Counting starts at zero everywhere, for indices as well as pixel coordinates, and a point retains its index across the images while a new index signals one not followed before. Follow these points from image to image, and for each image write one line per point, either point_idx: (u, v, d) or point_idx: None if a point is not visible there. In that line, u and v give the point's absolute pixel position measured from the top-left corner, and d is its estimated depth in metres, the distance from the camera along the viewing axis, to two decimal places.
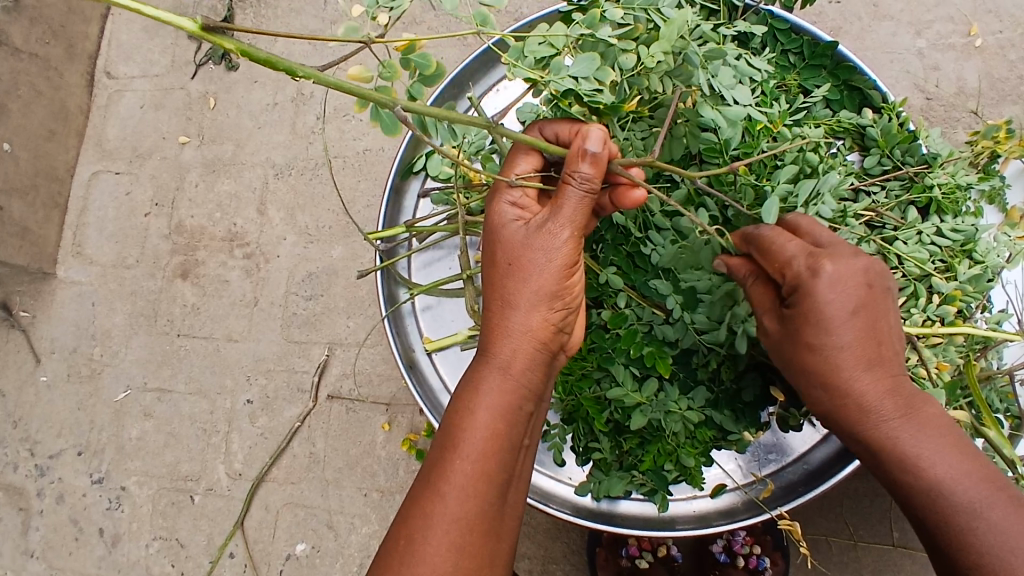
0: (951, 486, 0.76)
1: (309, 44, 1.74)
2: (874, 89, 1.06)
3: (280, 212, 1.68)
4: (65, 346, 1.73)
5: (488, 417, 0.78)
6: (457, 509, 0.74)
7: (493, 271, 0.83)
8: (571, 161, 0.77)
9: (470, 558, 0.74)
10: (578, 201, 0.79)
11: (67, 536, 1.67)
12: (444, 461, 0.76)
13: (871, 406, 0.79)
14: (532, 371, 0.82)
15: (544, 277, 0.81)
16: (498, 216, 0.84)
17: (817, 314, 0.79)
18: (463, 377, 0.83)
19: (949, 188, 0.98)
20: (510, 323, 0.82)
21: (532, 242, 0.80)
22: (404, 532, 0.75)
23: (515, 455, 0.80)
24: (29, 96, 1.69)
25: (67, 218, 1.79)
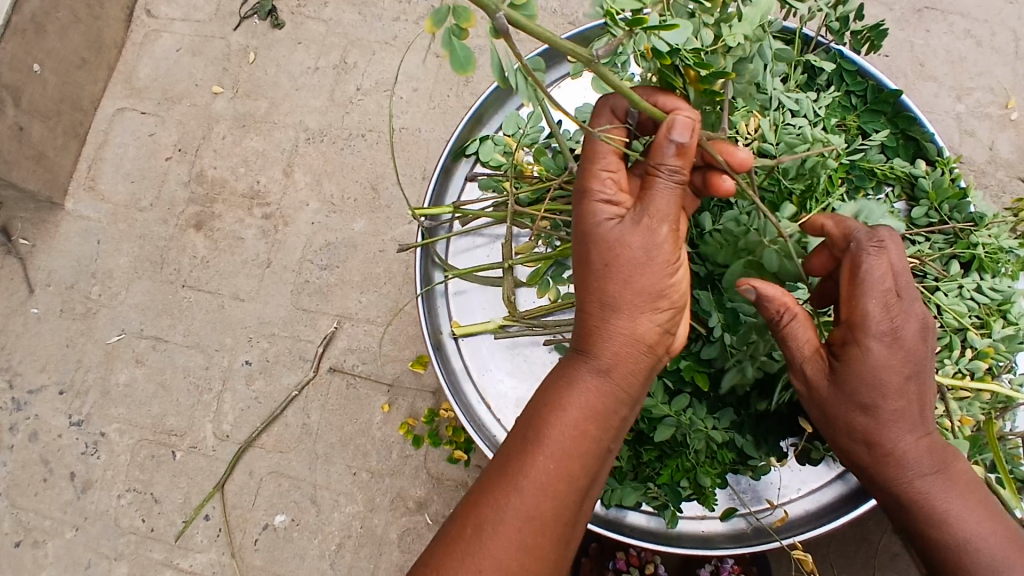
0: (968, 540, 0.81)
1: (359, 14, 1.72)
2: (931, 142, 1.07)
3: (307, 176, 1.65)
4: (62, 281, 1.68)
5: (577, 416, 0.79)
6: (532, 506, 0.75)
7: (582, 268, 0.82)
8: (658, 155, 0.77)
9: (534, 557, 0.75)
10: (668, 195, 0.78)
11: (36, 475, 1.61)
12: (522, 457, 0.77)
13: (901, 468, 0.82)
14: (629, 375, 0.82)
15: (645, 278, 0.79)
16: (590, 210, 0.80)
17: (865, 381, 0.79)
18: (558, 369, 0.84)
19: (993, 248, 1.00)
20: (607, 325, 0.81)
21: (632, 239, 0.78)
22: (474, 518, 0.76)
23: (600, 459, 0.80)
24: (67, 21, 1.65)
25: (85, 150, 1.74)
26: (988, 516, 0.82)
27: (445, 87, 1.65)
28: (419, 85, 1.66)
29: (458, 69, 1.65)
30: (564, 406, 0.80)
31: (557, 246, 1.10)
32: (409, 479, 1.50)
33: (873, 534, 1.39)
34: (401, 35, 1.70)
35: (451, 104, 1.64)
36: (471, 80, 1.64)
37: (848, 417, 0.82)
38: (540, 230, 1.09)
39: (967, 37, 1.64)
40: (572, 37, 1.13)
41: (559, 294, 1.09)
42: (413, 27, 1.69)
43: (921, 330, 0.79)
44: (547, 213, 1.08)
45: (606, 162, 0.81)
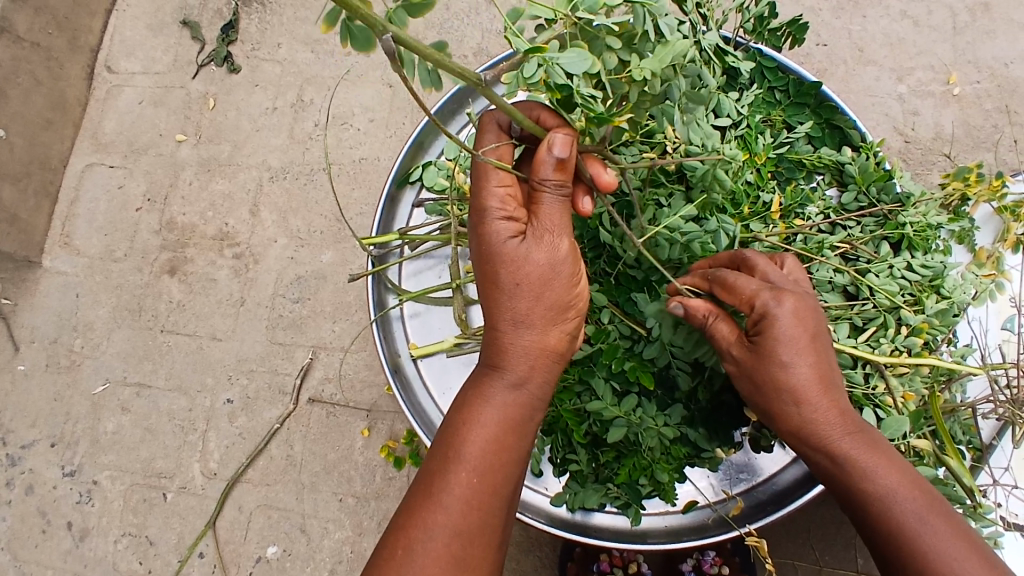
0: (896, 499, 0.79)
1: (312, 52, 1.77)
2: (854, 128, 1.11)
3: (273, 215, 1.70)
4: (45, 336, 1.73)
5: (497, 428, 0.84)
6: (459, 521, 0.79)
7: (485, 286, 0.87)
8: (541, 167, 0.82)
9: (468, 569, 0.79)
10: (556, 207, 0.84)
11: (33, 529, 1.65)
12: (445, 474, 0.81)
13: (825, 427, 0.82)
14: (545, 383, 0.88)
15: (551, 292, 0.85)
16: (489, 228, 0.84)
17: (782, 341, 0.81)
18: (472, 387, 0.88)
19: (920, 226, 1.03)
20: (519, 341, 0.86)
21: (531, 257, 0.83)
22: (405, 539, 0.79)
23: (519, 466, 0.85)
24: (28, 84, 1.71)
25: (58, 208, 1.79)
26: (911, 475, 0.80)
27: (400, 115, 1.70)
28: (375, 115, 1.71)
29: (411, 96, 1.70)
30: (482, 420, 0.84)
31: None
32: (394, 500, 1.53)
33: (851, 515, 1.40)
34: (354, 69, 1.74)
35: (407, 131, 1.69)
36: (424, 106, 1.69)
37: (773, 379, 0.83)
38: None
39: (903, 18, 1.68)
40: (502, 60, 1.18)
41: None
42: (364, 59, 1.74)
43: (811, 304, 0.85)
44: None
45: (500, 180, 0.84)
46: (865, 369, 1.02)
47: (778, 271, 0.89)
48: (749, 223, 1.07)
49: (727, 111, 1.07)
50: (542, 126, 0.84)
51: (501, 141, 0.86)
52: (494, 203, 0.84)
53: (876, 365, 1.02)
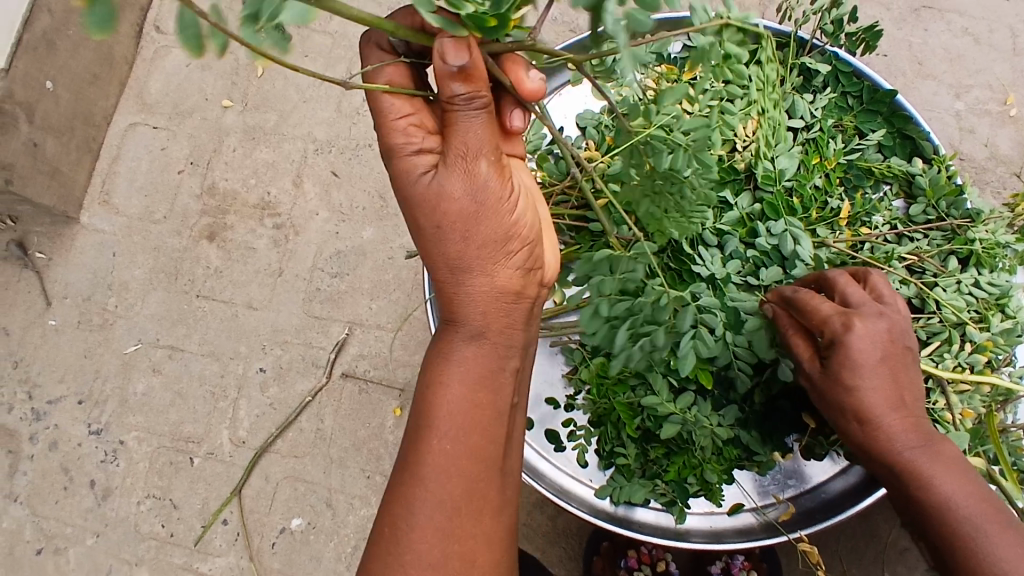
0: (959, 511, 0.81)
1: (365, 26, 1.76)
2: (927, 140, 1.08)
3: (316, 187, 1.69)
4: (79, 293, 1.72)
5: (461, 385, 0.80)
6: (437, 482, 0.77)
7: (422, 241, 0.83)
8: (441, 83, 0.72)
9: (460, 529, 0.78)
10: (476, 126, 0.76)
11: (56, 484, 1.65)
12: (423, 444, 0.79)
13: (892, 442, 0.85)
14: (502, 324, 0.84)
15: (486, 227, 0.80)
16: (407, 162, 0.80)
17: (848, 359, 0.85)
18: (430, 350, 0.85)
19: (989, 243, 1.02)
20: (462, 289, 0.83)
21: (450, 190, 0.78)
22: (391, 516, 0.78)
23: (500, 419, 0.82)
24: (77, 39, 1.67)
25: (99, 165, 1.78)
26: (984, 493, 0.82)
27: None
28: None
29: None
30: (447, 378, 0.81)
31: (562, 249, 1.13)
32: None
33: (881, 529, 1.41)
34: None
35: None
36: None
37: (839, 394, 0.86)
38: None
39: (964, 35, 1.66)
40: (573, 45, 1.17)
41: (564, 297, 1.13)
42: None
43: (886, 325, 0.87)
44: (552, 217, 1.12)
45: (400, 113, 0.80)
46: (927, 383, 1.02)
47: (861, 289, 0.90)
48: (816, 228, 1.06)
49: (800, 113, 1.07)
50: (423, 31, 0.75)
51: (386, 61, 0.80)
52: (398, 135, 0.80)
53: (938, 380, 1.02)
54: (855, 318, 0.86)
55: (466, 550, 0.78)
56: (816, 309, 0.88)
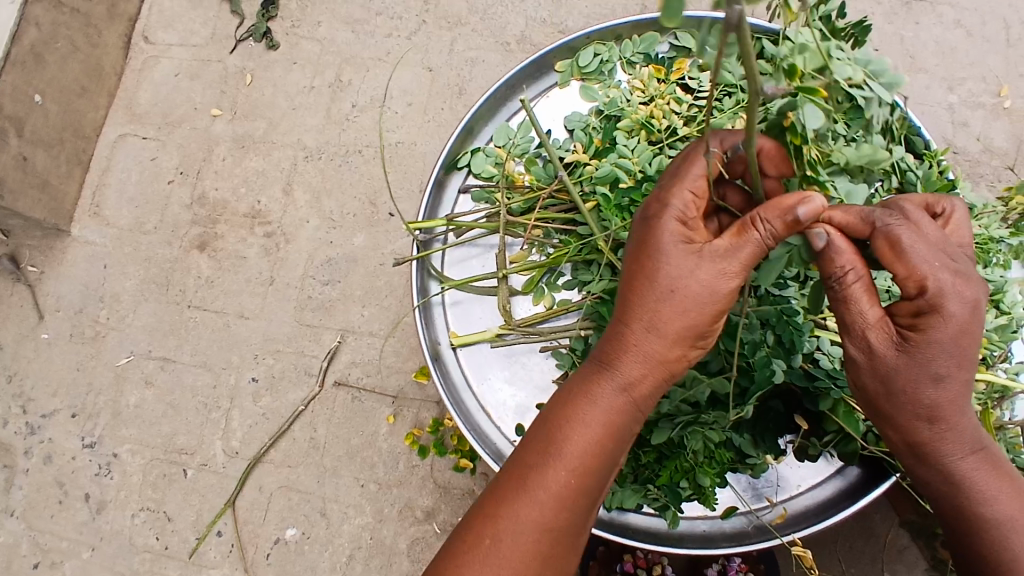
0: (1010, 524, 0.82)
1: (352, 32, 1.75)
2: (917, 136, 1.08)
3: (306, 194, 1.68)
4: (71, 305, 1.71)
5: (599, 431, 0.81)
6: (546, 517, 0.78)
7: (634, 282, 0.80)
8: (774, 209, 0.74)
9: (548, 566, 0.79)
10: (753, 248, 0.77)
11: (50, 498, 1.64)
12: (540, 470, 0.79)
13: (955, 445, 0.82)
14: (648, 396, 0.82)
15: (699, 315, 0.78)
16: (666, 225, 0.80)
17: (945, 348, 0.76)
18: (580, 378, 0.84)
19: (983, 238, 1.00)
20: (643, 345, 0.80)
21: (695, 277, 0.78)
22: (492, 529, 0.79)
23: (613, 472, 0.83)
24: (66, 51, 1.68)
25: (89, 177, 1.78)
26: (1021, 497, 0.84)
27: (439, 100, 1.67)
28: (414, 99, 1.68)
29: (451, 81, 1.67)
30: (584, 420, 0.81)
31: (551, 254, 1.12)
32: (417, 488, 1.51)
33: (880, 528, 1.39)
34: (395, 51, 1.72)
35: (445, 117, 1.66)
36: (464, 93, 1.67)
37: (921, 387, 0.79)
38: (532, 239, 1.11)
39: (956, 28, 1.64)
40: (558, 47, 1.16)
41: (554, 302, 1.12)
42: (405, 42, 1.72)
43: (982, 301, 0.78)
44: (539, 221, 1.10)
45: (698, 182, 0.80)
46: None
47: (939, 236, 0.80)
48: None
49: None
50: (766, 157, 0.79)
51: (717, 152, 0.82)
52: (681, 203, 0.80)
53: None
54: (960, 285, 0.76)
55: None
56: (918, 265, 0.75)
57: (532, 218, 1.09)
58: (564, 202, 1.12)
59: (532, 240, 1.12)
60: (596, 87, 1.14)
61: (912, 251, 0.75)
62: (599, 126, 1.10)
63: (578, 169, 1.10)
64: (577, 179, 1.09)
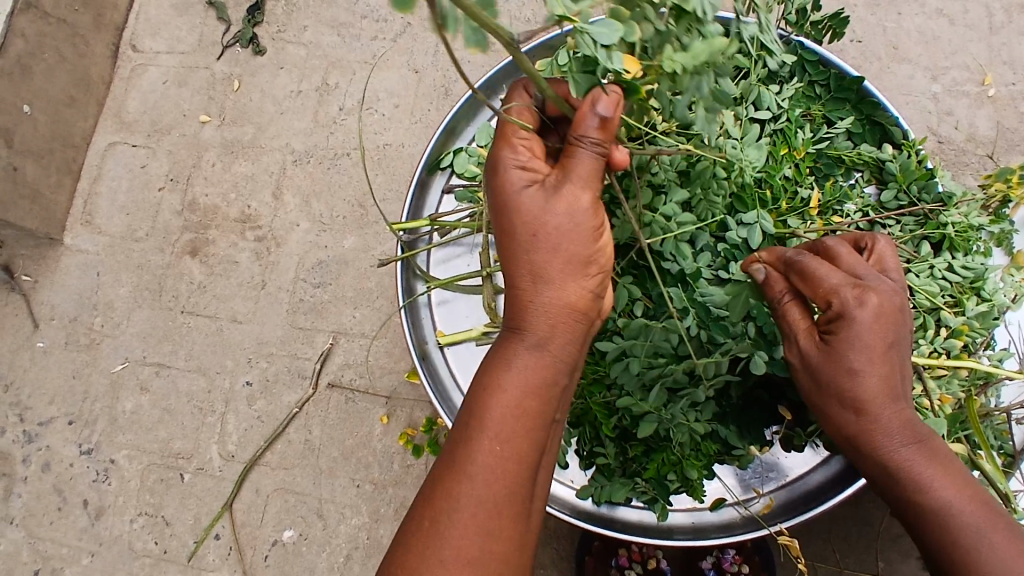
0: (957, 514, 0.80)
1: (338, 35, 1.76)
2: (896, 126, 1.07)
3: (296, 198, 1.69)
4: (65, 314, 1.73)
5: (522, 393, 0.80)
6: (485, 489, 0.76)
7: (511, 243, 0.83)
8: (583, 125, 0.78)
9: (498, 540, 0.76)
10: (590, 162, 0.80)
11: (50, 506, 1.65)
12: (470, 445, 0.78)
13: (886, 437, 0.83)
14: (565, 344, 0.84)
15: (573, 243, 0.81)
16: (511, 179, 0.83)
17: (855, 345, 0.81)
18: (495, 350, 0.85)
19: (962, 226, 1.01)
20: (538, 297, 0.83)
21: (555, 209, 0.81)
22: (432, 510, 0.77)
23: (546, 435, 0.82)
24: (54, 61, 1.69)
25: (80, 185, 1.79)
26: (972, 489, 0.82)
27: (426, 101, 1.68)
28: (400, 101, 1.69)
29: (437, 83, 1.68)
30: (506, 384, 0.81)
31: None
32: (412, 487, 1.52)
33: (874, 517, 1.39)
34: (380, 54, 1.73)
35: (432, 118, 1.67)
36: (450, 94, 1.67)
37: (841, 384, 0.83)
38: None
39: (939, 16, 1.65)
40: (539, 45, 1.16)
41: None
42: (390, 44, 1.72)
43: (898, 303, 0.83)
44: None
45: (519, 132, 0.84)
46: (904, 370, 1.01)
47: (864, 262, 0.86)
48: (786, 219, 1.05)
49: (766, 104, 1.05)
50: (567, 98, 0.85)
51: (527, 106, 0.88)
52: (514, 155, 0.83)
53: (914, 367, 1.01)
54: (868, 291, 0.81)
55: (503, 553, 0.76)
56: (823, 280, 0.82)
57: None
58: None
59: None
60: None
61: (821, 269, 0.83)
62: None
63: None
64: None
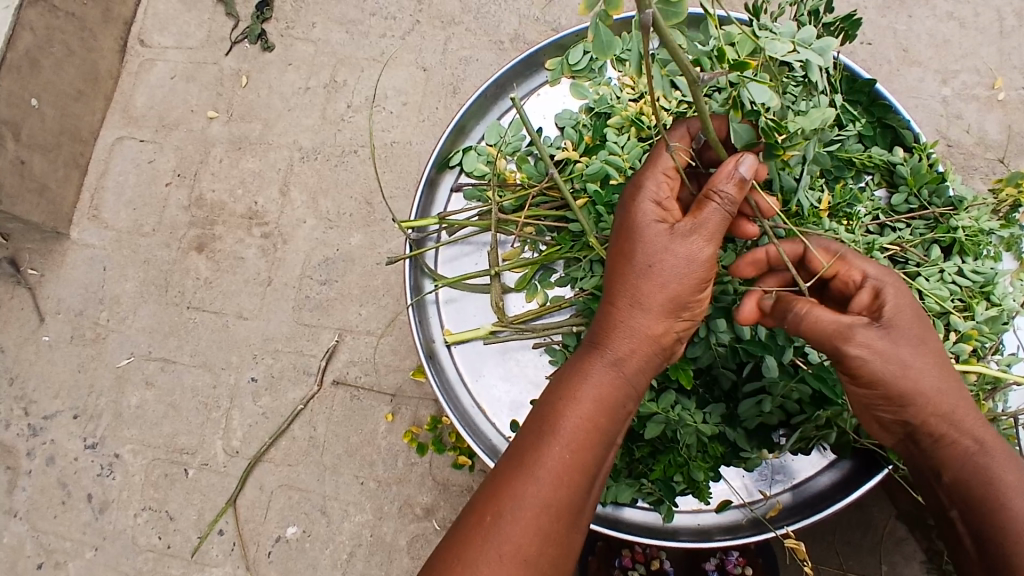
0: None
1: (347, 32, 1.76)
2: (907, 128, 1.07)
3: (302, 195, 1.69)
4: (71, 308, 1.73)
5: (591, 406, 0.80)
6: (548, 494, 0.76)
7: (618, 266, 0.84)
8: (721, 177, 0.79)
9: (552, 545, 0.76)
10: (716, 220, 0.80)
11: (53, 499, 1.65)
12: (537, 450, 0.78)
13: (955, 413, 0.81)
14: (640, 374, 0.83)
15: (682, 287, 0.81)
16: (642, 207, 0.83)
17: (912, 320, 0.81)
18: (573, 362, 0.85)
19: (972, 231, 1.00)
20: (632, 323, 0.82)
21: (676, 249, 0.81)
22: (493, 506, 0.76)
23: (608, 454, 0.82)
24: (62, 55, 1.69)
25: (87, 180, 1.79)
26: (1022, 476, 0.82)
27: (433, 100, 1.68)
28: (408, 98, 1.69)
29: (445, 81, 1.68)
30: (583, 396, 0.81)
31: (543, 251, 1.13)
32: (416, 486, 1.53)
33: (878, 520, 1.39)
34: (388, 52, 1.73)
35: (440, 116, 1.67)
36: (457, 92, 1.67)
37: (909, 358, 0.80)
38: (524, 236, 1.11)
39: (950, 19, 1.64)
40: (548, 46, 1.16)
41: (547, 298, 1.13)
42: (399, 42, 1.72)
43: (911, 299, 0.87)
44: (530, 219, 1.11)
45: (670, 169, 0.85)
46: None
47: None
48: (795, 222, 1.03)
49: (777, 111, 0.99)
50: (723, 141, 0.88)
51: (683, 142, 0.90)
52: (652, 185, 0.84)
53: None
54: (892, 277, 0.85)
55: (556, 557, 0.76)
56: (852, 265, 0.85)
57: (523, 216, 1.10)
58: (555, 199, 1.12)
59: (524, 238, 1.13)
60: (585, 83, 1.12)
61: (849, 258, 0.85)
62: (590, 124, 1.10)
63: (568, 167, 1.11)
64: (568, 176, 1.10)
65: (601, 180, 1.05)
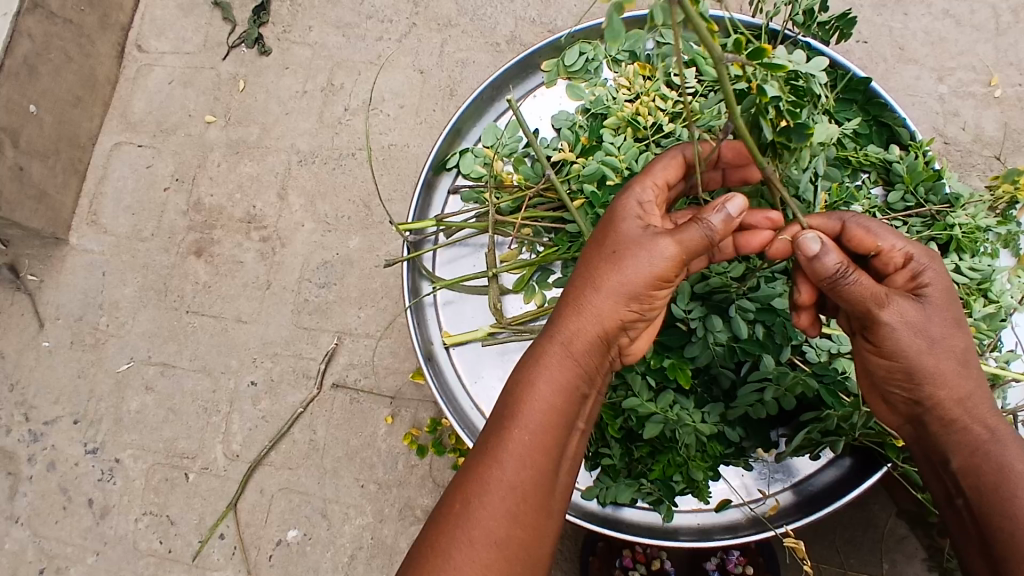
0: None
1: (344, 36, 1.76)
2: (903, 126, 1.06)
3: (301, 198, 1.69)
4: (71, 313, 1.73)
5: (550, 389, 0.80)
6: (514, 476, 0.76)
7: (589, 262, 0.85)
8: (711, 211, 0.82)
9: (522, 528, 0.75)
10: (698, 241, 0.81)
11: (55, 505, 1.65)
12: (500, 436, 0.78)
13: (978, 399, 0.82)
14: (592, 356, 0.83)
15: (640, 272, 0.81)
16: (624, 208, 0.85)
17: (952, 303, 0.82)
18: (530, 348, 0.85)
19: (970, 228, 1.00)
20: (591, 307, 0.83)
21: (640, 243, 0.82)
22: (461, 494, 0.76)
23: (570, 437, 0.81)
24: (60, 61, 1.69)
25: (85, 185, 1.80)
26: None
27: (431, 102, 1.68)
28: (405, 101, 1.69)
29: (441, 83, 1.68)
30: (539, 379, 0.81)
31: (540, 252, 1.13)
32: (416, 488, 1.53)
33: (879, 519, 1.39)
34: (385, 55, 1.73)
35: (437, 118, 1.67)
36: (454, 94, 1.67)
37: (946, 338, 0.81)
38: (522, 237, 1.11)
39: (946, 17, 1.64)
40: (544, 47, 1.17)
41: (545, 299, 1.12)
42: (396, 45, 1.73)
43: None
44: (527, 221, 1.11)
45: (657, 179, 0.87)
46: None
47: None
48: None
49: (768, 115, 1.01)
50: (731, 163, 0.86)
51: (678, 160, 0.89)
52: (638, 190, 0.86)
53: None
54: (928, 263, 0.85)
55: (527, 541, 0.75)
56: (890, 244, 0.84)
57: (521, 218, 1.10)
58: (552, 200, 1.12)
59: (521, 239, 1.13)
60: (581, 84, 1.12)
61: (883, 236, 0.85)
62: (586, 124, 1.10)
63: (565, 168, 1.11)
64: (565, 177, 1.10)
65: (598, 181, 1.04)
